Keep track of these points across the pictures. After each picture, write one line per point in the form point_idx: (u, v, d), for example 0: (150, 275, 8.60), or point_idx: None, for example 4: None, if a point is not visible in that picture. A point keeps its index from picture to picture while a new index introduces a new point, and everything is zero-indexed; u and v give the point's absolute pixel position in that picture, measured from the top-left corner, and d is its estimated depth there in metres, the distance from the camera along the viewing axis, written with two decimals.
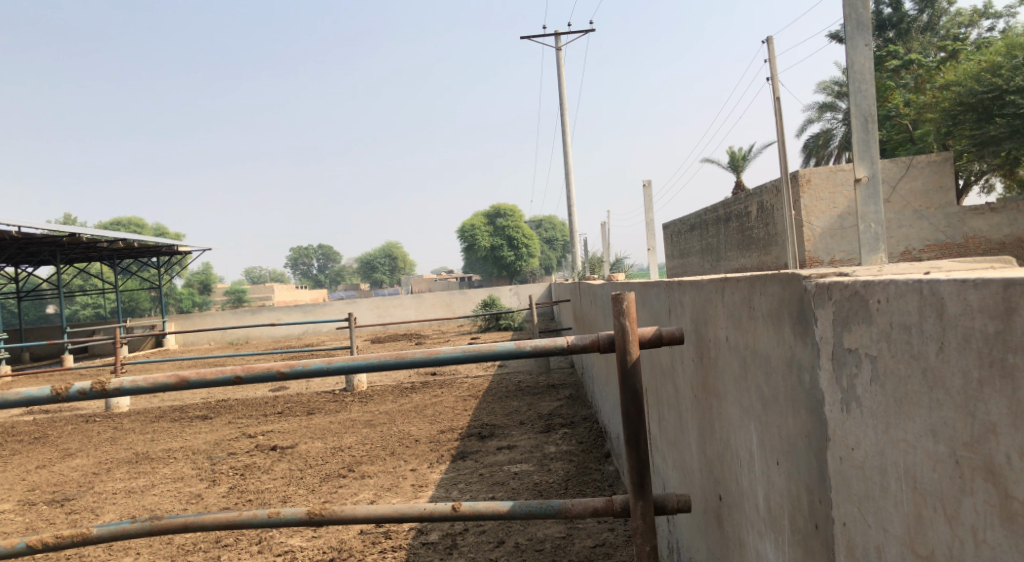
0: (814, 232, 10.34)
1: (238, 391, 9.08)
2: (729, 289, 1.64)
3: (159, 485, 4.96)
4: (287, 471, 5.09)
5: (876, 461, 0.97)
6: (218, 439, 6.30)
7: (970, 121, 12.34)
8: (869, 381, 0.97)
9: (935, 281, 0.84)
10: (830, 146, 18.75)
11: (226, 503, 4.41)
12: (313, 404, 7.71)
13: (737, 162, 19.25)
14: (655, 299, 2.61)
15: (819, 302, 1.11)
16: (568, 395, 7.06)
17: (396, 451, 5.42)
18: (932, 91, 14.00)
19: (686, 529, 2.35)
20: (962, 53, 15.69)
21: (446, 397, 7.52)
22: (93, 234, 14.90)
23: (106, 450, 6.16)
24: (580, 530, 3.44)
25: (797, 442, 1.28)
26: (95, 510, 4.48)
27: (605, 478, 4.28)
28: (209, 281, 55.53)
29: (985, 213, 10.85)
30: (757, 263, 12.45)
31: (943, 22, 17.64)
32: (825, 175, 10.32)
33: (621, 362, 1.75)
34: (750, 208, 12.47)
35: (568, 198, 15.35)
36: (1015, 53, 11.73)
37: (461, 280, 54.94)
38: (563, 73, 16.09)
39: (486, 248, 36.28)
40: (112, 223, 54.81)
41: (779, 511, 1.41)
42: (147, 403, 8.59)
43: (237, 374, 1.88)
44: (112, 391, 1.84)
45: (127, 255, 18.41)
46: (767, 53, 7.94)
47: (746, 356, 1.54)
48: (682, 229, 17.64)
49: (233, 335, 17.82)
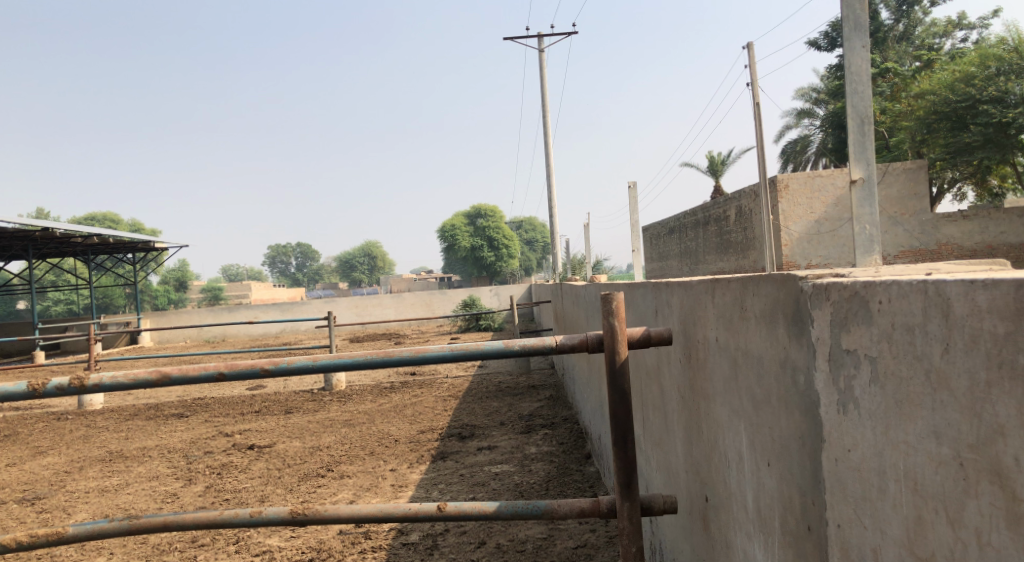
0: (791, 237, 10.43)
1: (214, 389, 8.97)
2: (720, 289, 1.64)
3: (133, 484, 4.87)
4: (265, 471, 5.02)
5: (875, 462, 0.97)
6: (194, 438, 6.21)
7: (944, 129, 12.50)
8: (867, 383, 0.97)
9: (941, 281, 0.84)
10: (807, 152, 18.93)
11: (202, 503, 4.34)
12: (291, 403, 7.63)
13: (716, 166, 19.36)
14: (641, 299, 2.61)
15: (815, 303, 1.11)
16: (548, 396, 7.05)
17: (376, 451, 5.38)
18: (909, 100, 14.20)
19: (670, 530, 2.35)
20: (936, 63, 15.95)
21: (426, 397, 7.48)
22: (67, 229, 14.66)
23: (78, 449, 6.05)
24: (561, 531, 3.43)
25: (790, 444, 1.27)
26: (66, 510, 4.38)
27: (587, 479, 4.28)
28: (185, 279, 54.92)
29: (958, 220, 11.04)
30: (734, 267, 12.54)
31: (919, 32, 17.94)
32: (803, 181, 10.43)
33: (610, 362, 1.73)
34: (729, 212, 12.58)
35: (549, 200, 15.35)
36: (989, 63, 11.94)
37: (440, 280, 54.86)
38: (545, 74, 16.11)
39: (466, 248, 36.19)
40: (87, 218, 54.09)
41: (769, 513, 1.41)
42: (121, 401, 8.46)
43: (221, 370, 1.84)
44: (91, 387, 1.79)
45: (102, 251, 18.13)
46: (748, 59, 8.04)
47: (737, 356, 1.54)
48: (661, 232, 17.72)
49: (209, 333, 17.61)
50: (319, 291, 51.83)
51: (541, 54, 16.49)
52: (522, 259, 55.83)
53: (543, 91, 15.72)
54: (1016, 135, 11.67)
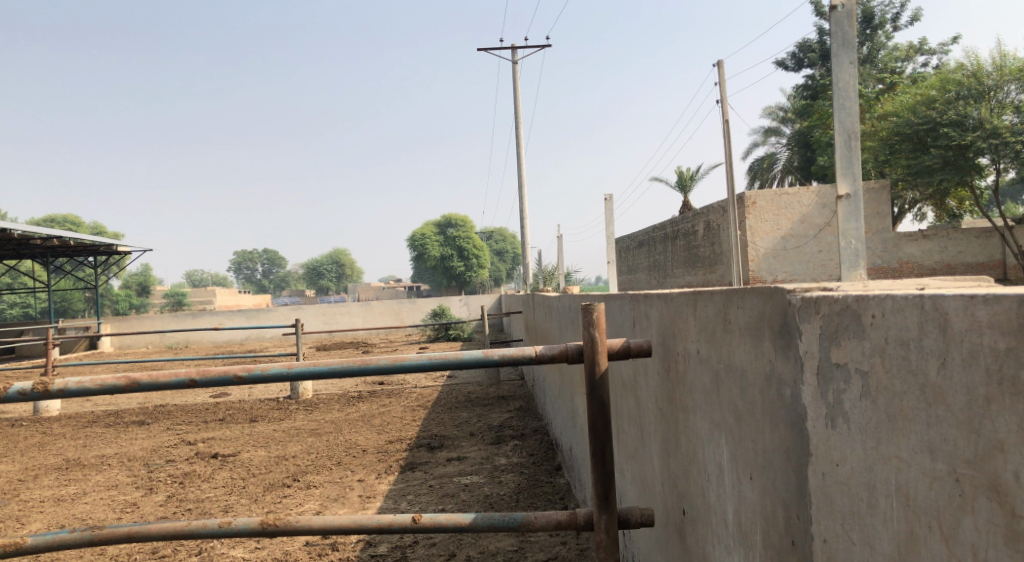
0: (758, 252, 10.57)
1: (177, 396, 8.78)
2: (702, 302, 1.65)
3: (91, 493, 4.72)
4: (229, 480, 4.91)
5: (863, 477, 0.97)
6: (156, 446, 6.06)
7: (906, 150, 12.75)
8: (858, 396, 0.98)
9: (938, 296, 0.85)
10: (774, 169, 19.29)
11: (163, 512, 4.23)
12: (256, 411, 7.50)
13: (685, 181, 19.53)
14: (619, 310, 2.60)
15: (804, 316, 1.11)
16: (517, 407, 7.01)
17: (343, 461, 5.30)
18: (872, 121, 14.51)
19: (646, 544, 2.34)
20: (898, 86, 16.36)
21: (395, 407, 7.41)
22: (26, 231, 14.25)
23: (34, 456, 5.86)
24: (532, 543, 3.41)
25: (773, 457, 1.28)
26: (20, 519, 4.24)
27: (557, 491, 4.26)
28: (147, 283, 53.78)
29: (917, 239, 11.31)
30: (701, 281, 12.68)
31: (882, 56, 18.32)
32: (769, 199, 10.59)
33: (590, 373, 1.72)
34: (697, 228, 12.73)
35: (520, 210, 15.37)
36: (948, 87, 12.31)
37: (410, 290, 54.58)
38: (517, 86, 16.13)
39: (434, 258, 36.02)
40: (46, 221, 53.07)
41: (750, 526, 1.41)
42: (79, 407, 8.23)
43: (192, 377, 1.79)
44: (56, 392, 1.73)
45: (61, 254, 17.67)
46: (718, 76, 8.19)
47: (719, 369, 1.54)
48: (630, 245, 17.84)
49: (172, 339, 17.24)
50: (286, 298, 51.11)
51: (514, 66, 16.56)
52: (490, 269, 55.54)
53: (516, 102, 15.76)
54: (973, 159, 12.04)
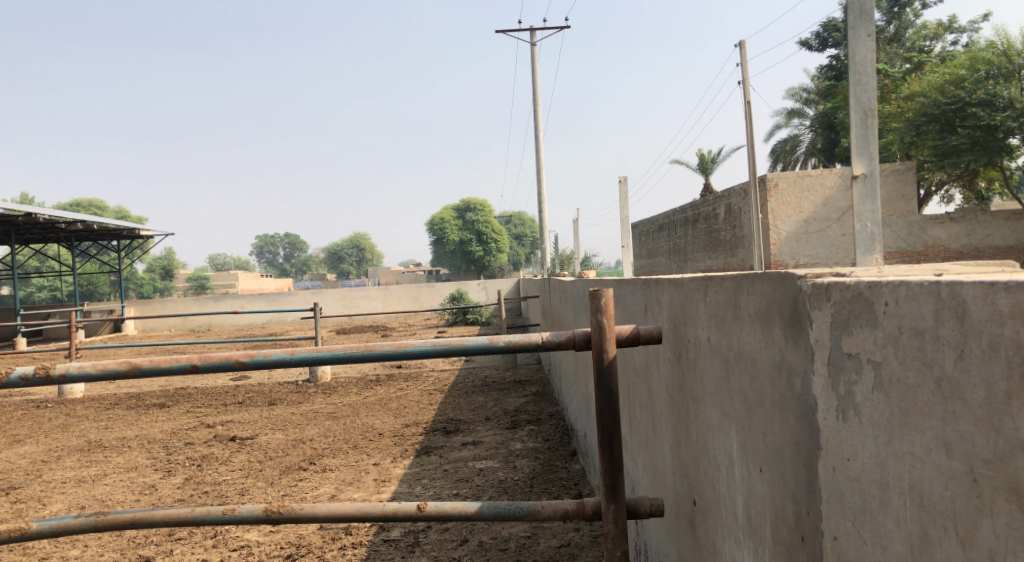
0: (780, 236, 10.42)
1: (198, 379, 8.87)
2: (713, 288, 1.59)
3: (112, 475, 4.78)
4: (246, 463, 4.95)
5: (875, 473, 0.92)
6: (176, 429, 6.12)
7: (933, 132, 12.48)
8: (869, 389, 0.93)
9: (956, 283, 0.80)
10: (797, 152, 19.02)
11: (180, 495, 4.27)
12: (275, 394, 7.56)
13: (706, 164, 19.32)
14: (630, 296, 2.55)
15: (815, 303, 1.06)
16: (534, 392, 6.98)
17: (359, 445, 5.32)
18: (898, 101, 14.20)
19: (656, 532, 2.30)
20: (926, 65, 15.97)
21: (411, 390, 7.42)
22: (51, 215, 14.45)
23: (58, 438, 5.94)
24: (545, 530, 3.39)
25: (784, 450, 1.22)
26: (42, 500, 4.30)
27: (571, 477, 4.23)
28: (170, 266, 54.41)
29: (945, 222, 11.04)
30: (722, 265, 12.52)
31: (910, 34, 17.89)
32: (792, 181, 10.42)
33: (598, 360, 1.67)
34: (718, 210, 12.55)
35: (538, 192, 15.25)
36: (979, 67, 11.98)
37: (429, 275, 54.68)
38: (537, 69, 15.97)
39: (455, 243, 35.91)
40: (72, 206, 54.21)
41: (760, 520, 1.36)
42: (102, 390, 8.34)
43: (194, 363, 1.76)
44: (57, 378, 1.71)
45: (86, 238, 17.90)
46: (741, 56, 8.00)
47: (729, 357, 1.49)
48: (650, 229, 17.68)
49: (195, 323, 17.44)
50: (306, 281, 51.40)
51: (533, 48, 16.40)
52: (510, 253, 55.40)
53: (534, 85, 15.63)
54: (1003, 139, 11.72)
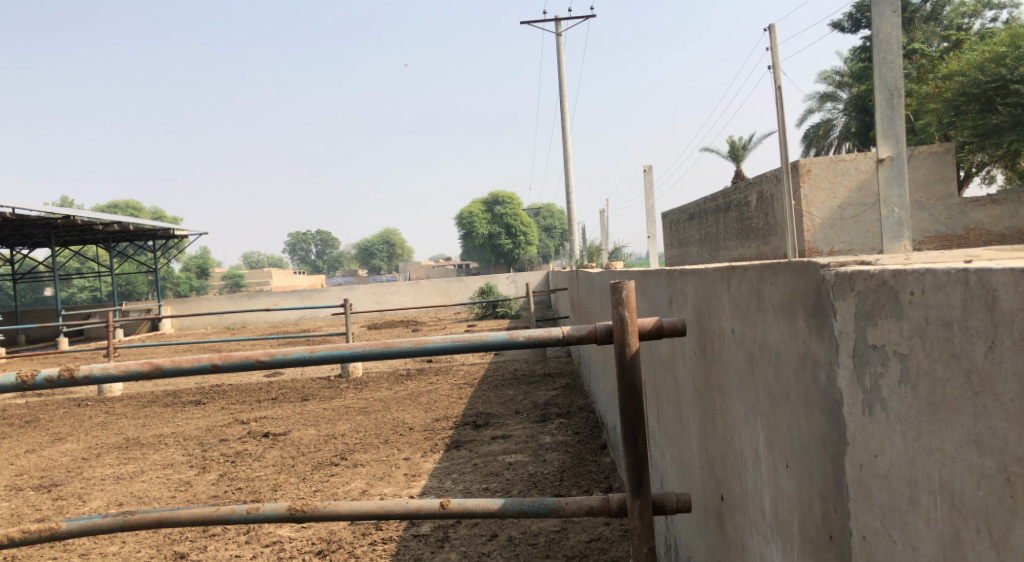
0: (814, 222, 10.19)
1: (232, 376, 9.00)
2: (736, 278, 1.54)
3: (149, 472, 4.87)
4: (279, 459, 5.00)
5: (904, 471, 0.88)
6: (211, 425, 6.22)
7: (973, 111, 12.17)
8: (896, 382, 0.88)
9: (985, 270, 0.76)
10: (830, 136, 18.68)
11: (215, 491, 4.32)
12: (308, 389, 7.65)
13: (737, 151, 19.03)
14: (655, 287, 2.50)
15: (839, 293, 1.01)
16: (564, 385, 6.95)
17: (390, 439, 5.34)
18: (936, 81, 13.77)
19: (685, 528, 2.26)
20: (965, 43, 15.48)
21: (442, 384, 7.43)
22: (90, 217, 14.78)
23: (97, 435, 6.07)
24: (575, 524, 3.36)
25: (809, 445, 1.18)
26: (82, 497, 4.39)
27: (601, 470, 4.19)
28: (206, 264, 55.37)
29: (986, 205, 10.67)
30: (755, 253, 12.32)
31: (947, 12, 17.36)
32: (825, 166, 10.18)
33: (620, 354, 1.62)
34: (750, 197, 12.33)
35: (567, 184, 15.16)
36: (1020, 43, 11.56)
37: (459, 268, 54.84)
38: (563, 60, 15.86)
39: (484, 236, 35.98)
40: (111, 207, 55.64)
41: (788, 517, 1.31)
42: (140, 388, 8.51)
43: (215, 361, 1.75)
44: (81, 379, 1.72)
45: (124, 240, 18.29)
46: (772, 36, 7.77)
47: (754, 350, 1.44)
48: (681, 219, 17.48)
49: (230, 320, 17.70)
50: (338, 277, 51.95)
51: (559, 39, 16.34)
52: (542, 246, 55.23)
53: (560, 76, 15.55)
54: None
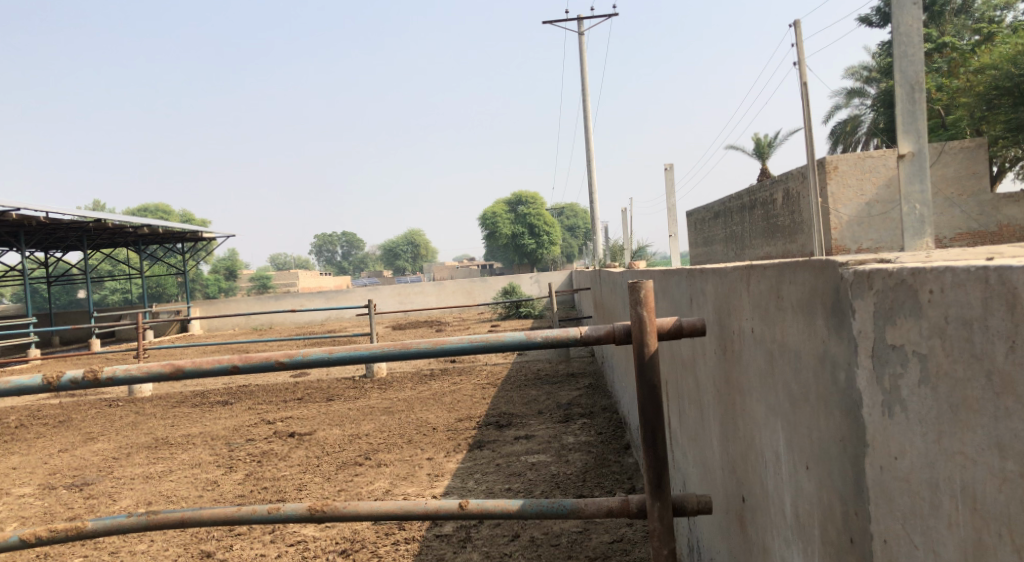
0: (841, 220, 10.04)
1: (259, 376, 9.10)
2: (755, 277, 1.52)
3: (177, 471, 4.94)
4: (304, 459, 5.04)
5: (925, 473, 0.86)
6: (238, 425, 6.29)
7: (1006, 105, 11.90)
8: (916, 383, 0.86)
9: (1006, 268, 0.74)
10: (858, 132, 18.40)
11: (241, 491, 4.37)
12: (333, 389, 7.71)
13: (763, 148, 18.82)
14: (676, 287, 2.47)
15: (857, 292, 0.99)
16: (587, 385, 6.93)
17: (414, 439, 5.37)
18: (968, 75, 13.47)
19: (707, 529, 2.23)
20: (998, 35, 15.13)
21: (466, 384, 7.45)
22: (121, 220, 15.05)
23: (127, 435, 6.18)
24: (598, 525, 3.35)
25: (830, 447, 1.16)
26: (112, 496, 4.47)
27: (625, 470, 4.16)
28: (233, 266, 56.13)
29: (1021, 200, 10.39)
30: (782, 251, 12.18)
31: (978, 5, 17.01)
32: (853, 162, 10.01)
33: (639, 354, 1.60)
34: (775, 195, 12.17)
35: (590, 184, 15.13)
36: None
37: (483, 269, 54.91)
38: (585, 60, 15.81)
39: (508, 236, 35.99)
40: (140, 210, 56.58)
41: (808, 519, 1.29)
42: (169, 388, 8.64)
43: (236, 362, 1.75)
44: (105, 380, 1.73)
45: (154, 242, 18.61)
46: (797, 31, 7.64)
47: (773, 349, 1.42)
48: (705, 217, 17.33)
49: (256, 322, 17.91)
50: (363, 278, 52.34)
51: (581, 38, 16.28)
52: (566, 245, 55.07)
53: (583, 75, 15.50)
54: None
